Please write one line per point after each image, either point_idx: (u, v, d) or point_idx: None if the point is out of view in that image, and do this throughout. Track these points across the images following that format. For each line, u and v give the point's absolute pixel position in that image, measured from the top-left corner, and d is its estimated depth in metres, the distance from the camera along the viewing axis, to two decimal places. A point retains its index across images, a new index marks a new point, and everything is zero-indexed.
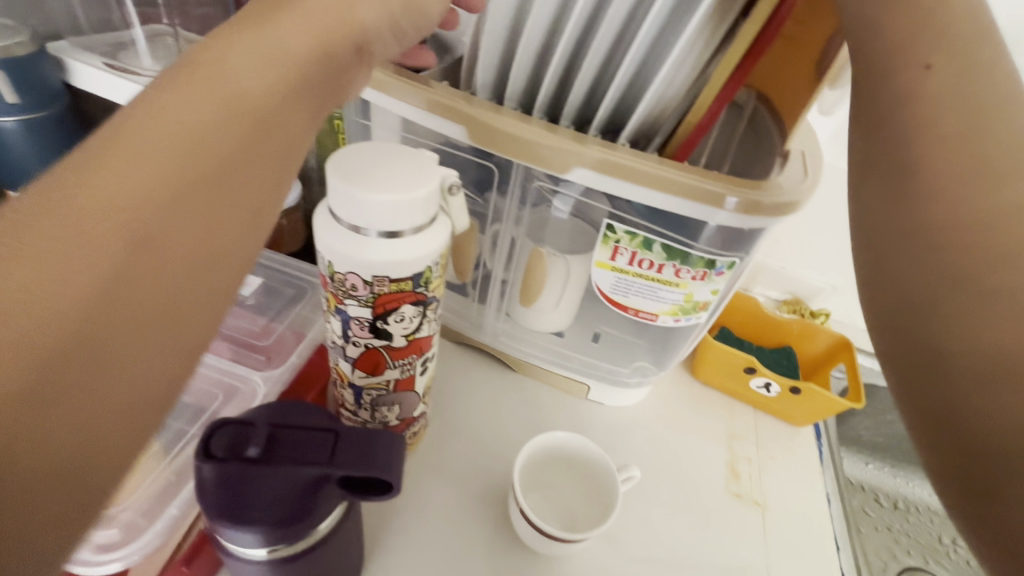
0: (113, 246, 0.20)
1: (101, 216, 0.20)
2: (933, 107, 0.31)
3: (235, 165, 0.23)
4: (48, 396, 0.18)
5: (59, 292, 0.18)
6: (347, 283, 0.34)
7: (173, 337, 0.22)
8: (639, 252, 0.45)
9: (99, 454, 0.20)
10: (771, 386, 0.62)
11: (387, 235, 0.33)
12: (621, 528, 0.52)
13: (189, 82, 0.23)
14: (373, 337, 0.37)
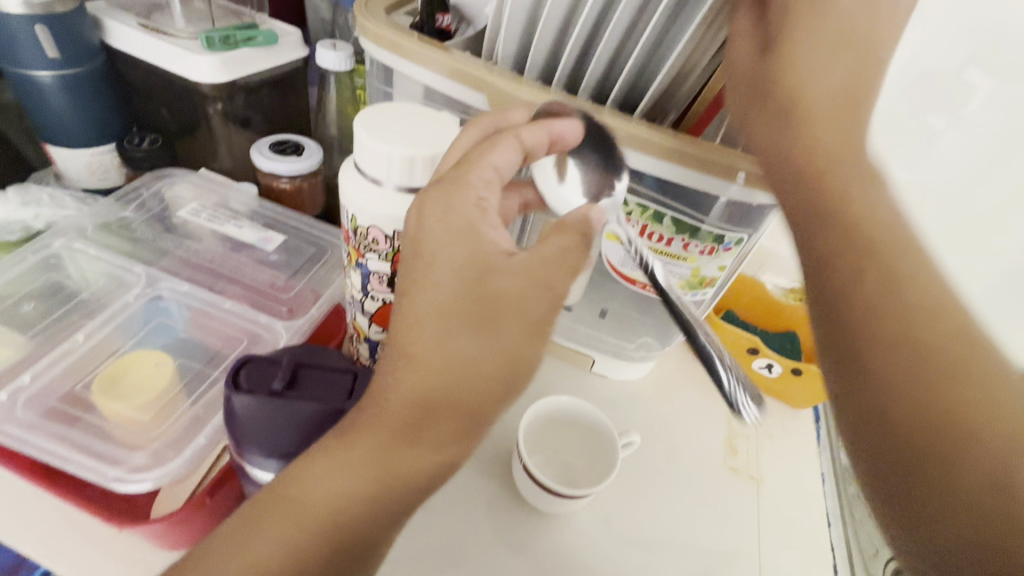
0: (417, 416, 0.29)
1: (426, 389, 0.29)
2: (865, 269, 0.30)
3: (492, 347, 0.29)
4: (390, 485, 0.29)
5: (399, 439, 0.29)
6: (369, 237, 0.36)
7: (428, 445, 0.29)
8: (649, 225, 0.47)
9: (397, 500, 0.30)
10: (773, 367, 0.63)
11: (411, 191, 0.34)
12: (608, 504, 0.53)
13: (468, 278, 0.29)
14: (391, 292, 0.39)
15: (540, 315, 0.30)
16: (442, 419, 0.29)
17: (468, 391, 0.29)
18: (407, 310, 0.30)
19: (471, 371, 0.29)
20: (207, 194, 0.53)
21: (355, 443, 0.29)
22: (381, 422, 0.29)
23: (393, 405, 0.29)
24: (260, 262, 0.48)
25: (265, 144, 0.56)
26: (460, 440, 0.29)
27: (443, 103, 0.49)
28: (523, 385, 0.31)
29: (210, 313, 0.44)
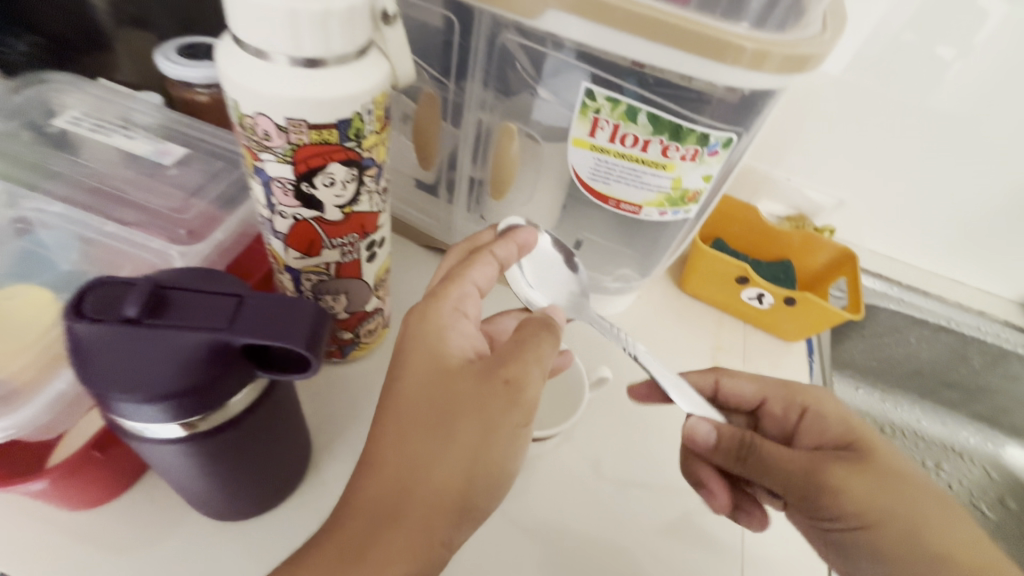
0: (374, 528, 0.28)
1: (384, 495, 0.29)
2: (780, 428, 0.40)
3: (449, 451, 0.30)
4: None
5: (353, 567, 0.28)
6: (259, 131, 0.28)
7: (381, 573, 0.28)
8: (622, 126, 0.39)
9: None
10: (764, 298, 0.57)
11: (309, 65, 0.27)
12: (580, 449, 0.49)
13: (431, 384, 0.31)
14: (302, 206, 0.32)
15: (502, 417, 0.31)
16: (394, 542, 0.28)
17: (420, 500, 0.29)
18: (377, 433, 0.31)
19: (426, 486, 0.29)
20: (98, 103, 0.44)
21: (306, 570, 0.28)
22: (337, 543, 0.28)
23: (349, 522, 0.29)
24: (155, 178, 0.40)
25: (171, 47, 0.47)
26: (412, 569, 0.28)
27: None
28: (482, 501, 0.31)
29: (92, 238, 0.37)
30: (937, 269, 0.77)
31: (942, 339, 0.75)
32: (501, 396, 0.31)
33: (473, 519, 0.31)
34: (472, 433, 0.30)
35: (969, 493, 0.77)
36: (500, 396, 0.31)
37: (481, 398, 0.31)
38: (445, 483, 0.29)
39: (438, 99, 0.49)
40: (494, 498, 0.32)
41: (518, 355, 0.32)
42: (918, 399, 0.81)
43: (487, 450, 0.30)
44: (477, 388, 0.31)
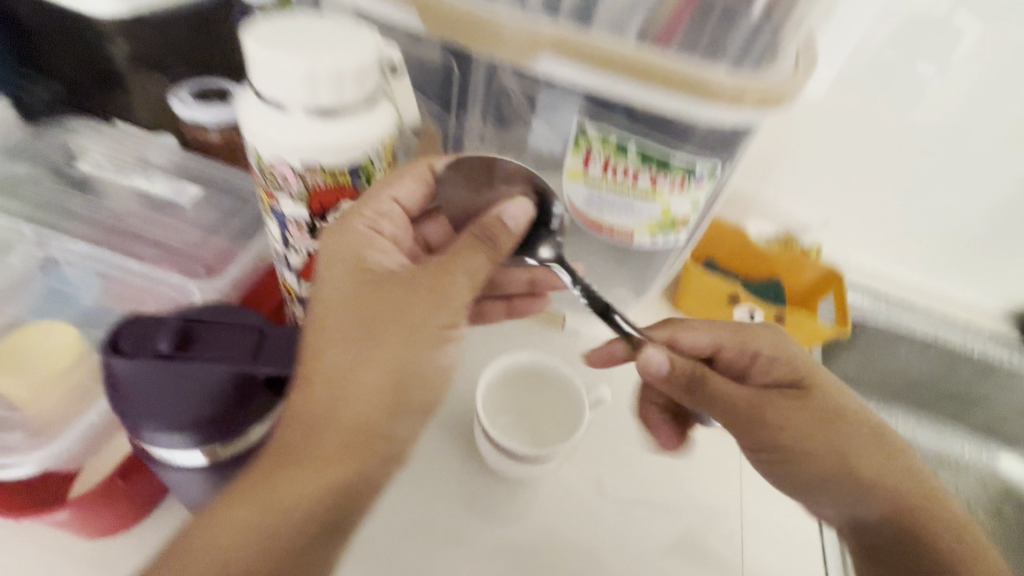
0: (328, 434, 0.29)
1: (320, 402, 0.29)
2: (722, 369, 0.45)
3: (375, 349, 0.30)
4: (282, 539, 0.28)
5: (304, 475, 0.28)
6: (277, 175, 0.31)
7: (334, 469, 0.29)
8: (613, 158, 0.42)
9: (295, 554, 0.28)
10: (755, 316, 0.59)
11: (322, 115, 0.29)
12: (582, 469, 0.50)
13: (361, 287, 0.31)
14: (314, 241, 0.34)
15: (425, 312, 0.31)
16: (325, 448, 0.29)
17: (362, 399, 0.29)
18: (294, 346, 0.30)
19: (350, 397, 0.29)
20: (117, 145, 0.47)
21: (235, 507, 0.28)
22: (279, 460, 0.29)
23: (289, 432, 0.29)
24: (172, 217, 0.43)
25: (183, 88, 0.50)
26: (348, 463, 0.29)
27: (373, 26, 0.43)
28: (419, 396, 0.31)
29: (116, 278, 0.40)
30: (921, 283, 0.80)
31: (929, 349, 0.79)
32: (437, 291, 0.31)
33: (413, 410, 0.31)
34: (409, 329, 0.30)
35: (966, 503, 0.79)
36: (442, 290, 0.31)
37: (411, 291, 0.31)
38: (370, 400, 0.29)
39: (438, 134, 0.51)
40: (437, 392, 0.32)
41: (450, 259, 0.33)
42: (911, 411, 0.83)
43: (416, 338, 0.30)
44: (406, 292, 0.31)
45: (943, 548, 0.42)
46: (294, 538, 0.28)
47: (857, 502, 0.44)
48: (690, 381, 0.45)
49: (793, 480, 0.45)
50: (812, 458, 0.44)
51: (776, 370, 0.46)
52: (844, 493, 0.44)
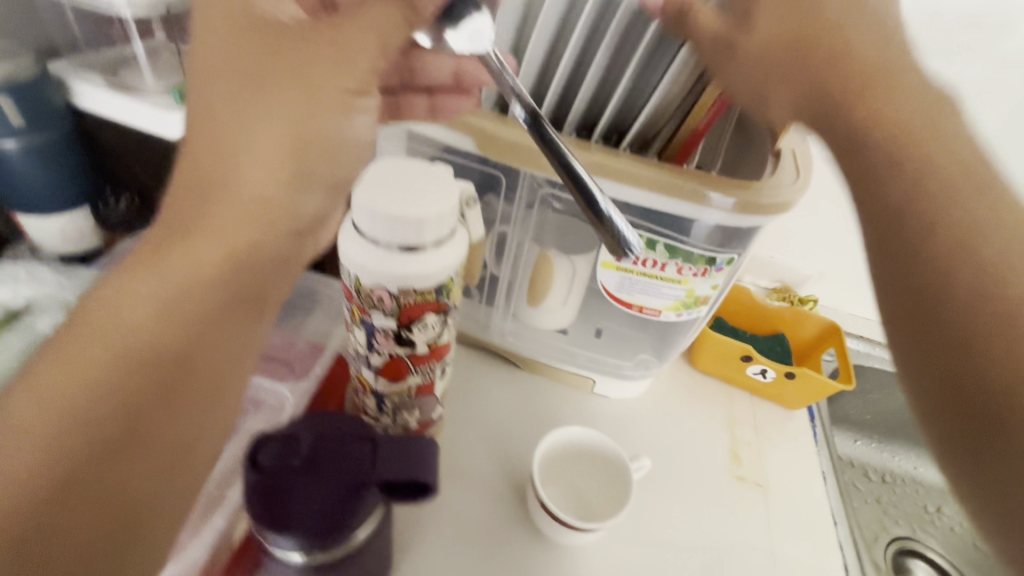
0: (151, 326, 0.29)
1: (152, 290, 0.29)
2: (892, 136, 0.34)
3: (265, 183, 0.31)
4: (140, 414, 0.28)
5: (109, 351, 0.28)
6: (373, 296, 0.35)
7: (135, 342, 0.28)
8: (643, 252, 0.48)
9: (170, 444, 0.29)
10: (767, 372, 0.65)
11: (409, 251, 0.34)
12: (623, 528, 0.54)
13: (216, 119, 0.31)
14: (397, 345, 0.38)
15: (319, 162, 0.33)
16: (167, 328, 0.29)
17: (174, 289, 0.29)
18: (198, 53, 0.33)
19: (190, 281, 0.30)
20: None
21: (56, 361, 0.28)
22: (104, 313, 0.29)
23: (127, 287, 0.29)
24: None
25: None
26: (196, 326, 0.30)
27: (427, 146, 0.50)
28: (319, 165, 0.33)
29: None
30: None
31: None
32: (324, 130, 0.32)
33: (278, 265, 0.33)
34: (278, 181, 0.31)
35: (970, 534, 0.84)
36: (333, 120, 0.33)
37: (312, 128, 0.32)
38: (267, 147, 0.31)
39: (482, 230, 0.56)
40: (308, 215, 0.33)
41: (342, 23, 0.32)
42: (911, 447, 0.89)
43: (306, 171, 0.32)
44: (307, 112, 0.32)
45: (996, 405, 0.28)
46: (133, 447, 0.28)
47: (921, 306, 0.31)
48: (869, 165, 0.34)
49: (902, 278, 0.32)
50: (949, 263, 0.31)
51: (971, 208, 0.31)
52: (918, 315, 0.31)
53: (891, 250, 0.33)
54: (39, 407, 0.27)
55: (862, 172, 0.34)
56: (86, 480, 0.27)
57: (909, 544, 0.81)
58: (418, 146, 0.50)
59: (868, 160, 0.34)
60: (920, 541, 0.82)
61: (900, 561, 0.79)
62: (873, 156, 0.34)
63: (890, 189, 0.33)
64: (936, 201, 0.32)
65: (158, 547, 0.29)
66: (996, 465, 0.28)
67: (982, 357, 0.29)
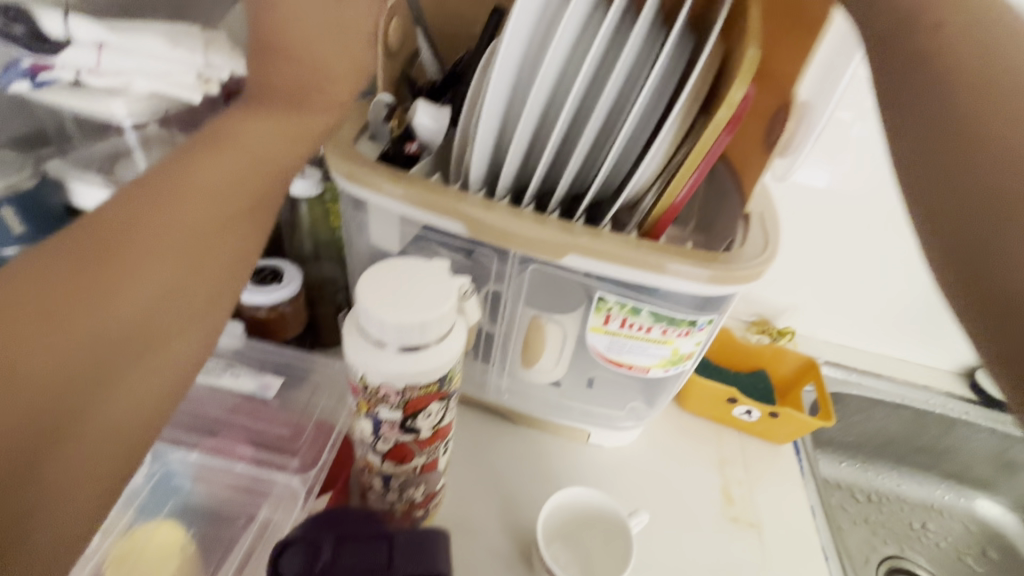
0: (125, 284, 0.32)
1: (159, 248, 0.33)
2: (967, 53, 0.30)
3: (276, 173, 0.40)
4: (90, 378, 0.30)
5: (89, 323, 0.30)
6: (380, 392, 0.37)
7: (140, 289, 0.32)
8: (629, 317, 0.50)
9: (134, 399, 0.32)
10: (752, 412, 0.68)
11: (413, 349, 0.37)
12: None
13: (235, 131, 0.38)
14: (402, 432, 0.40)
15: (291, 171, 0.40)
16: (103, 264, 0.31)
17: (177, 255, 0.34)
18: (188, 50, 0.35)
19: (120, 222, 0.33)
20: None
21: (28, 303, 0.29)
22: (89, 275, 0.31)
23: (109, 251, 0.32)
24: (258, 409, 0.48)
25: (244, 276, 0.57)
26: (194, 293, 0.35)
27: (420, 227, 0.53)
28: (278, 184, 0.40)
29: (223, 479, 0.44)
30: (883, 351, 0.91)
31: (900, 411, 0.87)
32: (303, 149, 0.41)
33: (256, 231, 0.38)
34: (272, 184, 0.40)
35: (955, 549, 0.87)
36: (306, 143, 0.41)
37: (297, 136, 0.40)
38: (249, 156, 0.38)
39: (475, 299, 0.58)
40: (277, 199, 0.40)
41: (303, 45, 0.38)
42: (895, 466, 0.92)
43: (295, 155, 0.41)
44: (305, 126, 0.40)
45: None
46: (72, 400, 0.29)
47: (966, 199, 0.28)
48: (936, 79, 0.31)
49: (930, 179, 0.30)
50: (989, 154, 0.28)
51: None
52: (956, 209, 0.28)
53: (931, 143, 0.30)
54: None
55: (920, 127, 0.31)
56: (73, 406, 0.29)
57: (899, 562, 0.84)
58: (412, 227, 0.53)
59: (952, 74, 0.30)
60: (910, 559, 0.85)
61: None
62: (938, 73, 0.31)
63: (963, 99, 0.29)
64: (986, 143, 0.28)
65: (131, 447, 0.32)
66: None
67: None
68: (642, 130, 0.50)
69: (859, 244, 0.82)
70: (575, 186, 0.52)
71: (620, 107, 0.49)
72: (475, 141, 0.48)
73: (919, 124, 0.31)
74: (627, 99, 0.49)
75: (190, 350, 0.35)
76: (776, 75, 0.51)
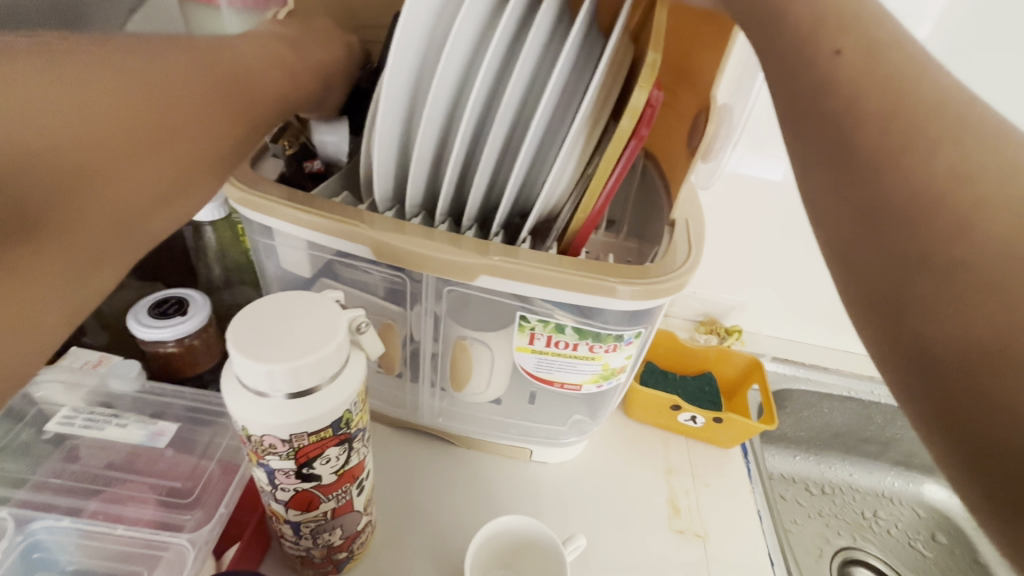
0: (165, 150, 0.32)
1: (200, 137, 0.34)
2: (862, 85, 0.31)
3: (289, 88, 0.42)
4: (103, 225, 0.30)
5: (144, 162, 0.31)
6: (265, 442, 0.34)
7: (173, 150, 0.33)
8: (554, 335, 0.48)
9: (109, 257, 0.31)
10: (697, 418, 0.67)
11: (297, 397, 0.33)
12: None
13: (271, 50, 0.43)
14: (301, 480, 0.37)
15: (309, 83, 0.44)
16: (159, 119, 0.32)
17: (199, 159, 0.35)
18: None
19: (183, 98, 0.33)
20: (76, 389, 0.46)
21: (104, 116, 0.29)
22: (163, 123, 0.32)
23: (163, 93, 0.32)
24: (150, 463, 0.43)
25: (142, 309, 0.52)
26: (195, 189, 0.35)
27: (330, 254, 0.49)
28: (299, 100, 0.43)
29: (102, 542, 0.39)
30: (830, 343, 0.92)
31: (847, 403, 0.88)
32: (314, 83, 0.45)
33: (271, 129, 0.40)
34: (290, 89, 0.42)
35: (905, 536, 0.88)
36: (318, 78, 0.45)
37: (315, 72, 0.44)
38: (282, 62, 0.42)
39: (397, 323, 0.54)
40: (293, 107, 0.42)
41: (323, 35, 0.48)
42: (845, 457, 0.93)
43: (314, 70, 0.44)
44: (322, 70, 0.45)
45: (932, 328, 0.27)
46: (90, 232, 0.29)
47: (873, 228, 0.29)
48: (832, 111, 0.31)
49: (836, 207, 0.31)
50: (883, 188, 0.29)
51: (943, 134, 0.29)
52: (858, 234, 0.30)
53: (837, 168, 0.31)
54: (78, 148, 0.28)
55: (821, 123, 0.32)
56: (87, 238, 0.29)
57: (852, 553, 0.85)
58: (321, 252, 0.49)
59: (845, 91, 0.31)
60: (862, 548, 0.85)
61: (846, 572, 0.83)
62: (835, 104, 0.31)
63: (865, 129, 0.30)
64: (876, 158, 0.30)
65: (61, 305, 0.29)
66: (959, 384, 0.25)
67: (917, 281, 0.28)
68: (555, 141, 0.48)
69: (799, 241, 0.82)
70: (491, 200, 0.51)
71: (527, 114, 0.47)
72: (376, 160, 0.45)
73: (816, 127, 0.32)
74: (535, 105, 0.46)
75: (156, 230, 0.33)
76: (695, 74, 0.51)
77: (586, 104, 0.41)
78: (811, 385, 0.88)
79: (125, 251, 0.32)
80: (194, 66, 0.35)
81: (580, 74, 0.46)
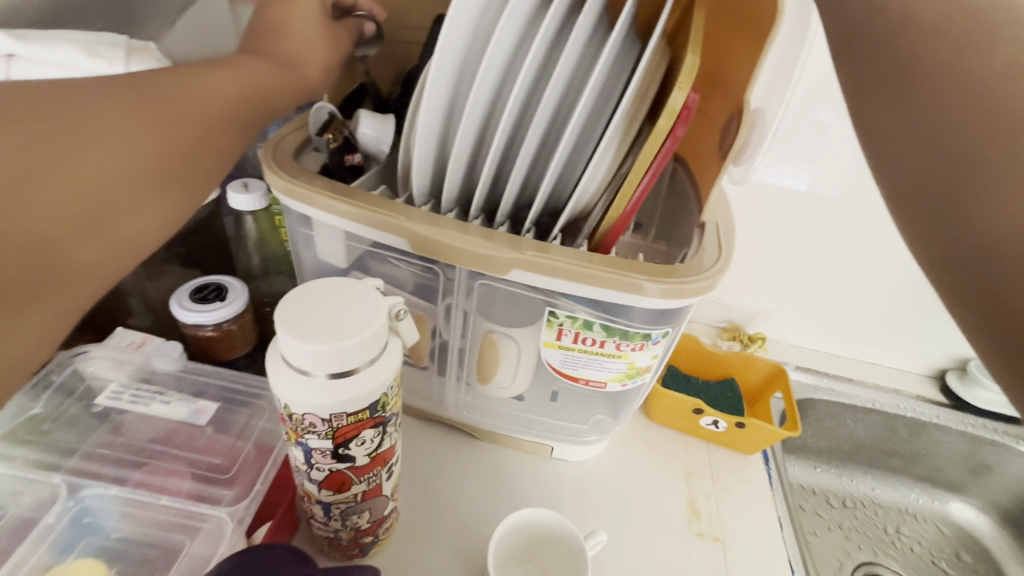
0: (98, 161, 0.30)
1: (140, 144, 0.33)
2: (903, 89, 0.31)
3: None
4: (25, 245, 0.27)
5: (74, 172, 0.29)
6: (305, 421, 0.35)
7: (111, 161, 0.31)
8: (582, 332, 0.49)
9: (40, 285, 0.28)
10: (718, 423, 0.67)
11: (337, 379, 0.34)
12: None
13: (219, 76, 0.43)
14: (336, 461, 0.38)
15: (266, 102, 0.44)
16: (90, 128, 0.31)
17: (141, 171, 0.33)
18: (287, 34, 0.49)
19: (107, 102, 0.32)
20: (123, 366, 0.48)
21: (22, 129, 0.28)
22: (97, 132, 0.31)
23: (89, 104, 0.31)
24: (190, 440, 0.45)
25: (184, 293, 0.54)
26: (139, 208, 0.33)
27: (366, 245, 0.51)
28: None
29: (145, 510, 0.41)
30: (855, 354, 0.91)
31: (871, 416, 0.87)
32: None
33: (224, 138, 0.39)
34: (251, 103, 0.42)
35: (930, 554, 0.86)
36: None
37: None
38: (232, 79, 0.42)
39: (427, 316, 0.55)
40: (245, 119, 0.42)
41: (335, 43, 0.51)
42: (868, 470, 0.91)
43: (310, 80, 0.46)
44: None
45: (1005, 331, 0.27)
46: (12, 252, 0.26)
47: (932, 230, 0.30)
48: None
49: None
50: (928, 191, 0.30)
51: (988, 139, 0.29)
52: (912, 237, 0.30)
53: None
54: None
55: None
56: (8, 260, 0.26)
57: (873, 568, 0.83)
58: (357, 244, 0.51)
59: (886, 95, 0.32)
60: (883, 564, 0.84)
61: None
62: None
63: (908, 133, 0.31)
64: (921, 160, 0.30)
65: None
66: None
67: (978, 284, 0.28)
68: (589, 141, 0.49)
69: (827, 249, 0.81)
70: (523, 197, 0.52)
71: (563, 114, 0.48)
72: (415, 155, 0.46)
73: None
74: (571, 105, 0.47)
75: (91, 261, 0.30)
76: (730, 78, 0.51)
77: (623, 105, 0.42)
78: (835, 396, 0.87)
79: (60, 286, 0.29)
80: (136, 83, 0.35)
81: (616, 76, 0.47)
